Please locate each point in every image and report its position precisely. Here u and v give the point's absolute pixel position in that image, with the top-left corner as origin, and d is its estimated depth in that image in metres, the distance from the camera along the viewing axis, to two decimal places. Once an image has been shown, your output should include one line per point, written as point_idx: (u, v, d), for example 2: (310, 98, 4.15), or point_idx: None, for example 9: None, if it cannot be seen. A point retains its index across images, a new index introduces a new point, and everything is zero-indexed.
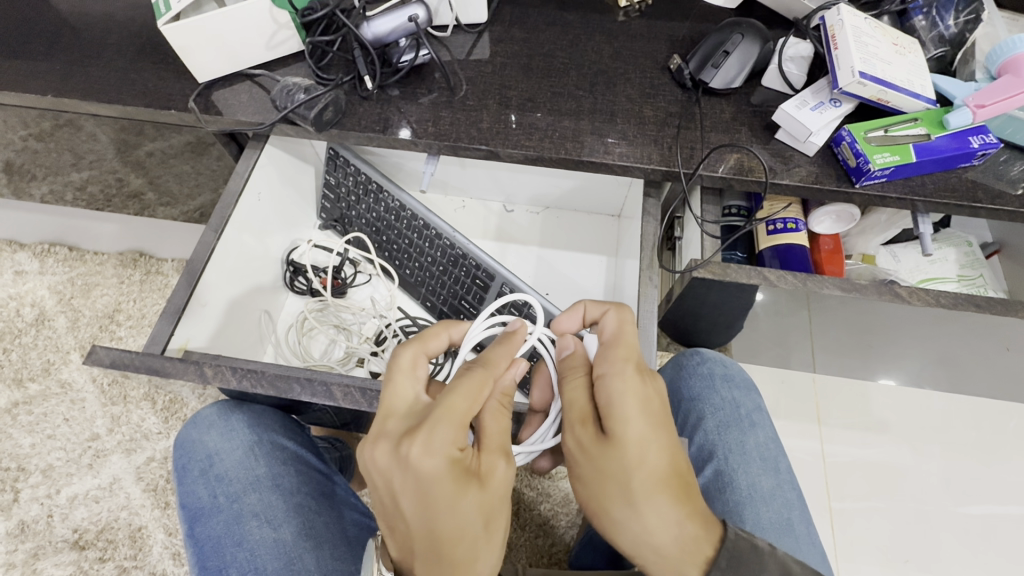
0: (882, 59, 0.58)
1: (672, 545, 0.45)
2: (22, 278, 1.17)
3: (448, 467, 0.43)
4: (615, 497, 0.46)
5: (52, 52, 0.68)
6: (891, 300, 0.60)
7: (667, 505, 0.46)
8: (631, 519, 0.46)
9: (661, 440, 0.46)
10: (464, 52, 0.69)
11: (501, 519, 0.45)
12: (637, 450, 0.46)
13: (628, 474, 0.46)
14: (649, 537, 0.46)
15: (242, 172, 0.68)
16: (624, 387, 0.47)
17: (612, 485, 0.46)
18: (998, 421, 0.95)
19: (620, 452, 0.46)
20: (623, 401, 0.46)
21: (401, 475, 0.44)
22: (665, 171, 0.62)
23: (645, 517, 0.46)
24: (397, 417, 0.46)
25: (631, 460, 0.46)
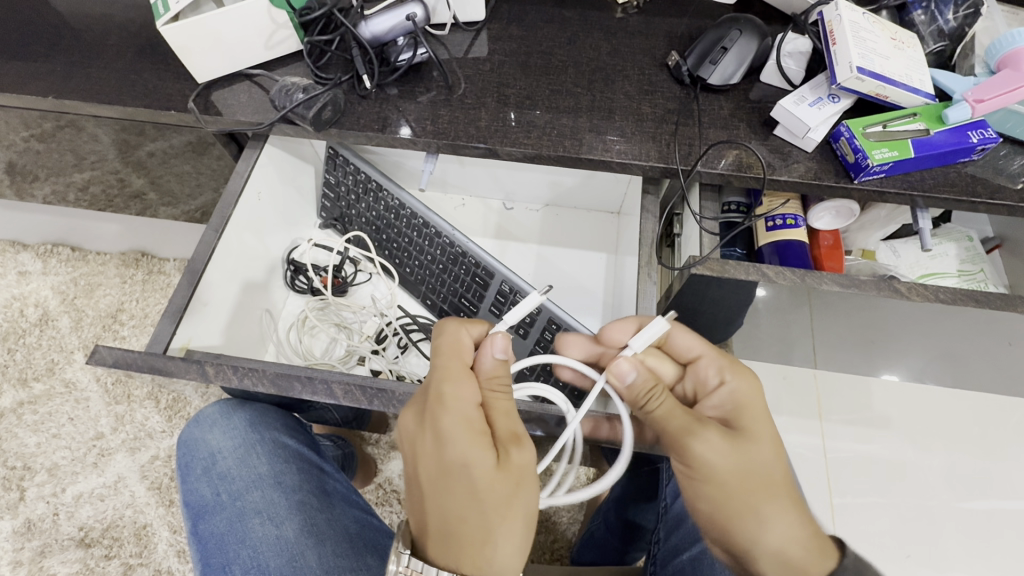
0: (880, 53, 0.58)
1: (805, 540, 0.48)
2: (25, 279, 1.18)
3: (456, 418, 0.45)
4: (748, 498, 0.49)
5: (51, 53, 0.69)
6: (890, 295, 0.60)
7: (795, 509, 0.49)
8: (765, 512, 0.48)
9: (778, 445, 0.51)
10: (461, 50, 0.69)
11: (522, 497, 0.45)
12: (768, 453, 0.50)
13: (763, 481, 0.49)
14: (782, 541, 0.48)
15: (242, 172, 0.68)
16: (735, 401, 0.52)
17: (748, 487, 0.49)
18: (1001, 417, 0.95)
19: (751, 450, 0.50)
20: (745, 409, 0.52)
21: (472, 472, 0.44)
22: (664, 167, 0.62)
23: (780, 518, 0.48)
24: (468, 417, 0.45)
25: (763, 466, 0.49)
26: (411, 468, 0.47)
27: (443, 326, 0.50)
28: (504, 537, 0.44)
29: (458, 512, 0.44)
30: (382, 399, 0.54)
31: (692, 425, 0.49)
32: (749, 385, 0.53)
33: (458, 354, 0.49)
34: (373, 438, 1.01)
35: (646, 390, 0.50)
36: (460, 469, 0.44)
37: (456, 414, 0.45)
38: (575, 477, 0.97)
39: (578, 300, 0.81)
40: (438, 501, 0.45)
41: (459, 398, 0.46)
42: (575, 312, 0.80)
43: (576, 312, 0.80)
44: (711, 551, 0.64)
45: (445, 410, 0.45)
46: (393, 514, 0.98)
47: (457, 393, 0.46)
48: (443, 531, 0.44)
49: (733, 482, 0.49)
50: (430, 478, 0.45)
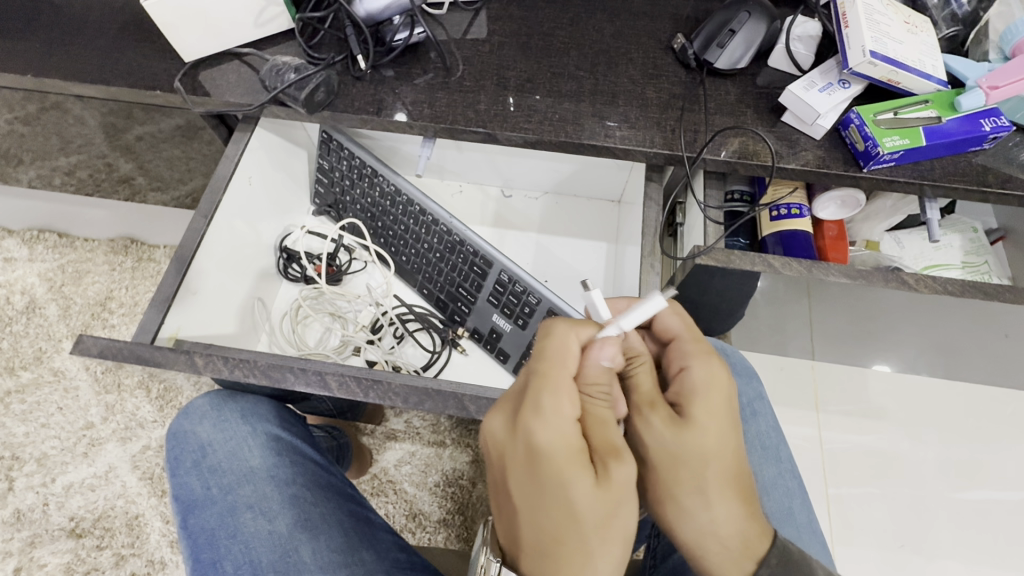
0: (893, 38, 0.56)
1: (733, 541, 0.45)
2: (12, 265, 1.15)
3: (553, 432, 0.42)
4: (679, 492, 0.46)
5: (31, 29, 0.66)
6: (897, 287, 0.59)
7: (732, 507, 0.45)
8: (687, 502, 0.46)
9: (728, 438, 0.46)
10: (460, 30, 0.66)
11: (620, 517, 0.42)
12: (710, 444, 0.45)
13: (702, 476, 0.45)
14: (702, 532, 0.45)
15: (231, 156, 0.66)
16: (694, 385, 0.47)
17: (681, 478, 0.45)
18: (996, 407, 0.94)
19: (697, 440, 0.45)
20: (698, 400, 0.47)
21: (566, 491, 0.41)
22: (668, 155, 0.60)
23: (708, 514, 0.45)
24: (569, 436, 0.43)
25: (700, 460, 0.45)
26: (498, 473, 0.45)
27: (546, 324, 0.47)
28: (602, 556, 0.42)
29: (545, 530, 0.42)
30: (378, 391, 0.53)
31: (642, 407, 0.47)
32: (708, 370, 0.48)
33: (567, 358, 0.45)
34: (368, 428, 1.00)
35: (627, 356, 0.49)
36: (553, 487, 0.42)
37: (556, 430, 0.42)
38: None
39: (577, 289, 0.79)
40: (528, 517, 0.43)
41: (561, 413, 0.43)
42: (575, 302, 0.79)
43: (575, 302, 0.79)
44: None
45: (545, 423, 0.42)
46: (388, 504, 0.97)
47: (561, 407, 0.43)
48: (532, 546, 0.43)
49: (670, 471, 0.46)
50: (519, 492, 0.43)
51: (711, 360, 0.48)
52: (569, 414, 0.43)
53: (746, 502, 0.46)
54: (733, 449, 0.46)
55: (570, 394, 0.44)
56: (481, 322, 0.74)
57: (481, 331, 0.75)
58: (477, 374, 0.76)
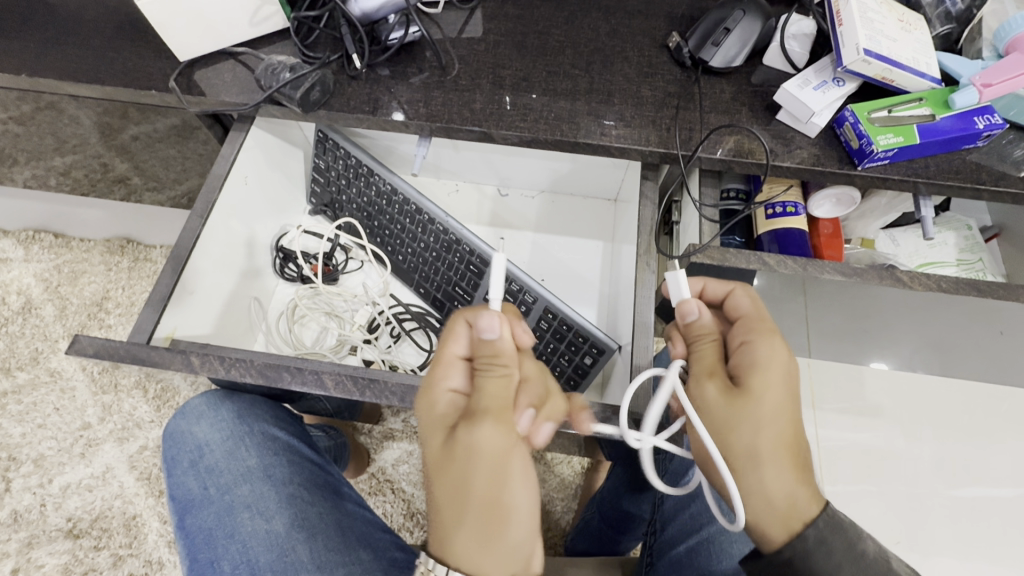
0: (887, 35, 0.56)
1: (780, 505, 0.47)
2: (7, 265, 1.15)
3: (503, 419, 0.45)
4: (737, 460, 0.47)
5: (25, 29, 0.66)
6: (892, 285, 0.59)
7: (788, 474, 0.47)
8: (740, 468, 0.47)
9: (789, 414, 0.47)
10: (455, 29, 0.66)
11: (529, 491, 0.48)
12: (766, 414, 0.46)
13: (757, 447, 0.46)
14: (757, 497, 0.47)
15: (227, 155, 0.66)
16: (754, 359, 0.48)
17: (737, 450, 0.47)
18: (992, 404, 0.94)
19: (757, 412, 0.46)
20: (759, 372, 0.47)
21: (429, 459, 0.46)
22: (664, 153, 0.60)
23: (759, 482, 0.46)
24: (440, 417, 0.47)
25: (757, 427, 0.46)
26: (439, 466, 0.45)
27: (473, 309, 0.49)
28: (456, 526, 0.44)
29: (431, 497, 0.46)
30: (374, 390, 0.53)
31: (699, 375, 0.49)
32: (770, 347, 0.48)
33: (453, 336, 0.49)
34: (365, 427, 1.00)
35: (698, 333, 0.51)
36: (429, 455, 0.46)
37: (428, 402, 0.47)
38: (570, 466, 0.96)
39: (574, 288, 0.79)
40: (476, 506, 0.44)
41: (438, 386, 0.47)
42: (572, 300, 0.79)
43: (572, 301, 0.79)
44: (708, 543, 0.63)
45: (424, 395, 0.48)
46: (386, 503, 0.97)
47: (439, 380, 0.48)
48: (426, 511, 0.47)
49: (725, 440, 0.47)
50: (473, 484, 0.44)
51: (774, 336, 0.49)
52: (450, 387, 0.48)
53: (802, 470, 0.47)
54: (795, 420, 0.47)
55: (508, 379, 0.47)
56: None
57: None
58: None
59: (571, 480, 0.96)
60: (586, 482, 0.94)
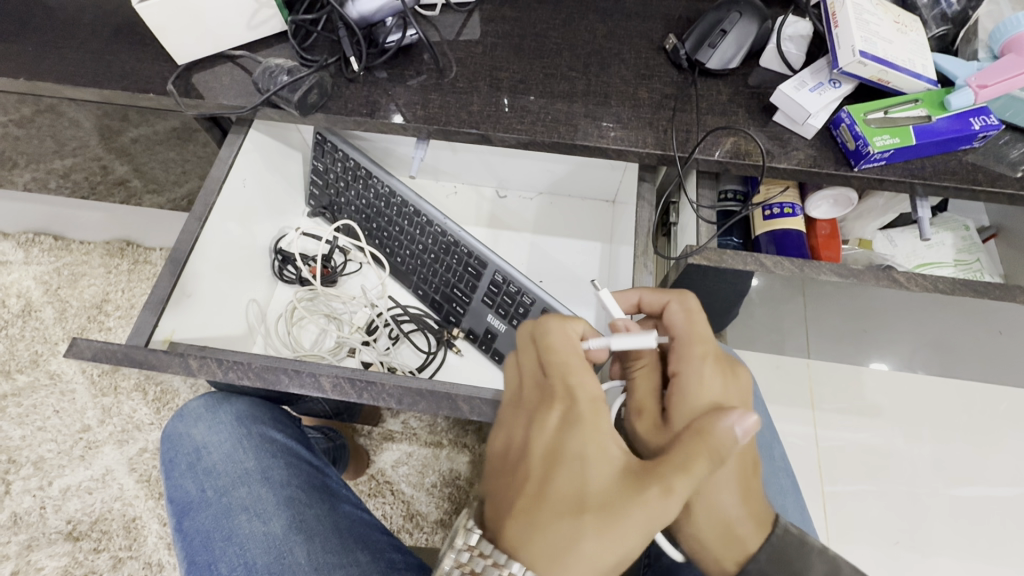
0: (883, 37, 0.56)
1: (720, 534, 0.46)
2: (7, 268, 1.15)
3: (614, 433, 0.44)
4: None
5: (24, 32, 0.66)
6: (889, 285, 0.59)
7: (729, 499, 0.46)
8: (677, 499, 0.47)
9: None
10: (453, 32, 0.67)
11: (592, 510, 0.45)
12: None
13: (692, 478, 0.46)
14: (697, 528, 0.46)
15: (225, 158, 0.66)
16: (684, 392, 0.46)
17: None
18: (990, 403, 0.93)
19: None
20: (689, 406, 0.46)
21: (593, 471, 0.42)
22: (660, 155, 0.60)
23: (702, 511, 0.46)
24: (611, 442, 0.43)
25: None
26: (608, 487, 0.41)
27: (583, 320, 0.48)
28: (592, 551, 0.40)
29: (581, 507, 0.41)
30: (372, 392, 0.53)
31: (631, 407, 0.48)
32: (697, 375, 0.46)
33: (570, 342, 0.46)
34: (365, 429, 1.00)
35: (628, 363, 0.51)
36: (581, 464, 0.42)
37: (596, 412, 0.44)
38: None
39: (572, 289, 0.79)
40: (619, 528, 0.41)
41: (600, 395, 0.44)
42: (570, 301, 0.79)
43: (570, 302, 0.79)
44: None
45: (590, 402, 0.44)
46: (385, 505, 0.97)
47: (591, 389, 0.44)
48: (522, 517, 0.42)
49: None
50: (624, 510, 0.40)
51: (709, 365, 0.47)
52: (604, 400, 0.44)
53: (747, 498, 0.46)
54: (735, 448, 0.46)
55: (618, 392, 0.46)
56: (476, 323, 0.74)
57: (476, 331, 0.75)
58: (472, 375, 0.76)
59: None
60: None
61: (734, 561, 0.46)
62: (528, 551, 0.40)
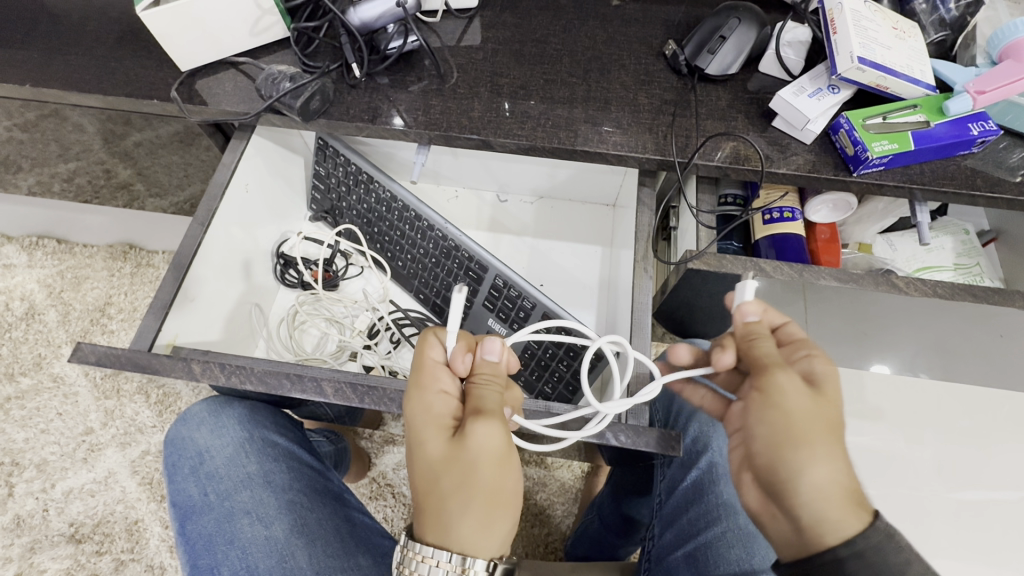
0: (881, 43, 0.57)
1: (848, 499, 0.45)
2: (11, 271, 1.16)
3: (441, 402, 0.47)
4: (811, 441, 0.46)
5: (29, 39, 0.66)
6: (887, 292, 0.60)
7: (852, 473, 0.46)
8: (813, 452, 0.46)
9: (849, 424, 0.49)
10: (454, 38, 0.67)
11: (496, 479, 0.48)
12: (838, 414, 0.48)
13: (827, 436, 0.47)
14: (828, 485, 0.45)
15: (228, 164, 0.66)
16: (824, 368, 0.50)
17: (802, 435, 0.46)
18: (993, 405, 0.91)
19: (823, 408, 0.48)
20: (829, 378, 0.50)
21: (432, 450, 0.45)
22: (660, 160, 0.60)
23: (834, 466, 0.45)
24: (437, 405, 0.47)
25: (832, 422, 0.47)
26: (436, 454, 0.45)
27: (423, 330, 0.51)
28: (458, 512, 0.44)
29: (436, 484, 0.44)
30: (373, 396, 0.53)
31: (776, 362, 0.50)
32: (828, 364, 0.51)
33: (427, 346, 0.49)
34: (366, 432, 1.00)
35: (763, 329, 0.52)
36: (425, 450, 0.46)
37: (426, 405, 0.47)
38: (569, 470, 0.97)
39: (572, 293, 0.80)
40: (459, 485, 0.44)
41: (432, 389, 0.47)
42: (570, 306, 0.79)
43: (570, 306, 0.79)
44: (706, 548, 0.63)
45: (417, 397, 0.47)
46: (387, 508, 0.97)
47: (431, 384, 0.47)
48: (417, 505, 0.46)
49: (796, 422, 0.47)
50: (456, 463, 0.44)
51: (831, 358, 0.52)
52: (445, 390, 0.48)
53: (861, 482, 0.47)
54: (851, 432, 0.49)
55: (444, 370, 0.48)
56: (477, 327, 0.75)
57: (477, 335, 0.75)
58: None
59: (571, 484, 0.96)
60: (586, 486, 0.95)
61: (848, 533, 0.43)
62: (427, 535, 0.44)
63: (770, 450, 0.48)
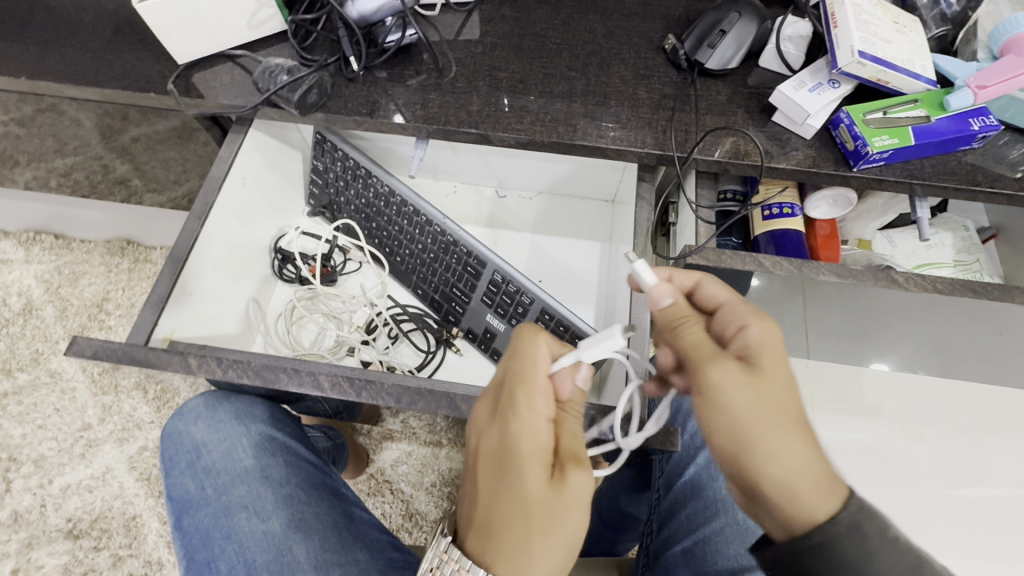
0: (882, 37, 0.57)
1: (814, 476, 0.43)
2: (8, 267, 1.16)
3: (542, 428, 0.44)
4: (761, 436, 0.43)
5: (24, 31, 0.66)
6: (887, 286, 0.59)
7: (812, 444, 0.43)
8: (768, 455, 0.43)
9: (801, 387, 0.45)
10: (452, 32, 0.67)
11: None
12: (786, 387, 0.44)
13: (783, 420, 0.43)
14: (792, 479, 0.43)
15: (225, 157, 0.66)
16: (759, 340, 0.45)
17: (754, 436, 0.43)
18: (991, 404, 0.93)
19: (771, 389, 0.44)
20: (766, 349, 0.45)
21: (535, 482, 0.43)
22: (659, 155, 0.60)
23: (787, 456, 0.43)
24: (541, 435, 0.44)
25: (779, 402, 0.44)
26: (533, 485, 0.43)
27: (520, 328, 0.47)
28: (541, 554, 0.43)
29: (526, 519, 0.43)
30: (371, 391, 0.53)
31: (708, 357, 0.45)
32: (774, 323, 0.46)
33: (539, 360, 0.46)
34: (364, 428, 1.00)
35: (676, 318, 0.47)
36: (517, 479, 0.43)
37: (530, 429, 0.44)
38: None
39: (572, 289, 0.80)
40: (552, 527, 0.43)
41: (538, 416, 0.44)
42: (569, 302, 0.79)
43: (569, 302, 0.79)
44: (704, 544, 0.63)
45: (524, 419, 0.44)
46: (385, 504, 0.97)
47: (537, 409, 0.44)
48: (483, 527, 0.44)
49: (738, 422, 0.43)
50: (561, 505, 0.43)
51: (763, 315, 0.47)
52: (546, 418, 0.45)
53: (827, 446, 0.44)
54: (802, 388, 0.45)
55: (547, 395, 0.45)
56: (475, 322, 0.75)
57: (476, 331, 0.75)
58: (472, 375, 0.76)
59: None
60: None
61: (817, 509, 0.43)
62: (490, 561, 0.43)
63: (729, 457, 0.45)
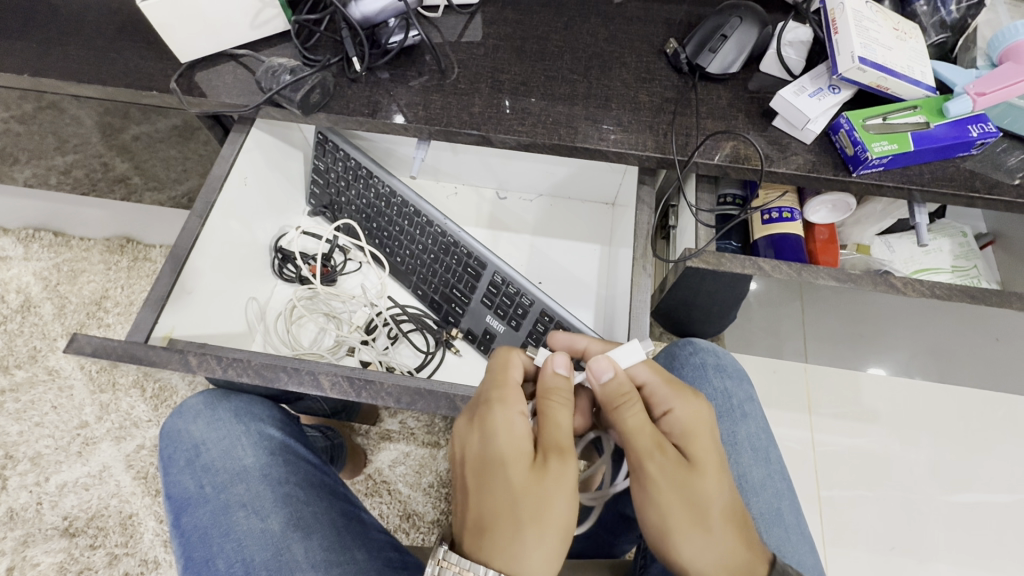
0: (882, 44, 0.57)
1: (737, 565, 0.45)
2: (7, 264, 1.15)
3: (524, 424, 0.48)
4: (682, 526, 0.45)
5: (26, 29, 0.66)
6: (886, 291, 0.59)
7: (731, 538, 0.46)
8: (689, 541, 0.45)
9: (724, 478, 0.47)
10: (455, 33, 0.67)
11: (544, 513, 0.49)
12: (712, 478, 0.47)
13: (702, 507, 0.46)
14: (712, 565, 0.45)
15: (227, 156, 0.66)
16: (683, 428, 0.48)
17: (679, 522, 0.45)
18: (986, 412, 0.94)
19: (694, 482, 0.46)
20: (692, 438, 0.48)
21: (512, 471, 0.46)
22: (660, 158, 0.61)
23: (708, 543, 0.45)
24: (523, 427, 0.48)
25: (704, 497, 0.46)
26: (515, 472, 0.46)
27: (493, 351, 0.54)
28: (531, 541, 0.44)
29: (513, 503, 0.45)
30: (370, 391, 0.53)
31: (645, 449, 0.46)
32: (692, 410, 0.49)
33: (511, 366, 0.52)
34: (362, 428, 1.00)
35: (619, 394, 0.48)
36: (502, 467, 0.46)
37: (510, 423, 0.48)
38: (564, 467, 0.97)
39: (571, 291, 0.80)
40: (532, 510, 0.45)
41: (515, 408, 0.48)
42: (568, 303, 0.79)
43: (568, 304, 0.79)
44: None
45: (503, 412, 0.48)
46: (382, 504, 0.97)
47: (514, 401, 0.49)
48: (473, 523, 0.46)
49: (666, 511, 0.45)
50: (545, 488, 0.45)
51: (694, 405, 0.49)
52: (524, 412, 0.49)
53: (747, 533, 0.47)
54: (724, 479, 0.47)
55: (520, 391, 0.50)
56: (475, 323, 0.75)
57: (475, 332, 0.75)
58: (471, 375, 0.76)
59: None
60: None
61: None
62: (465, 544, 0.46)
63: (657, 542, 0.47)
